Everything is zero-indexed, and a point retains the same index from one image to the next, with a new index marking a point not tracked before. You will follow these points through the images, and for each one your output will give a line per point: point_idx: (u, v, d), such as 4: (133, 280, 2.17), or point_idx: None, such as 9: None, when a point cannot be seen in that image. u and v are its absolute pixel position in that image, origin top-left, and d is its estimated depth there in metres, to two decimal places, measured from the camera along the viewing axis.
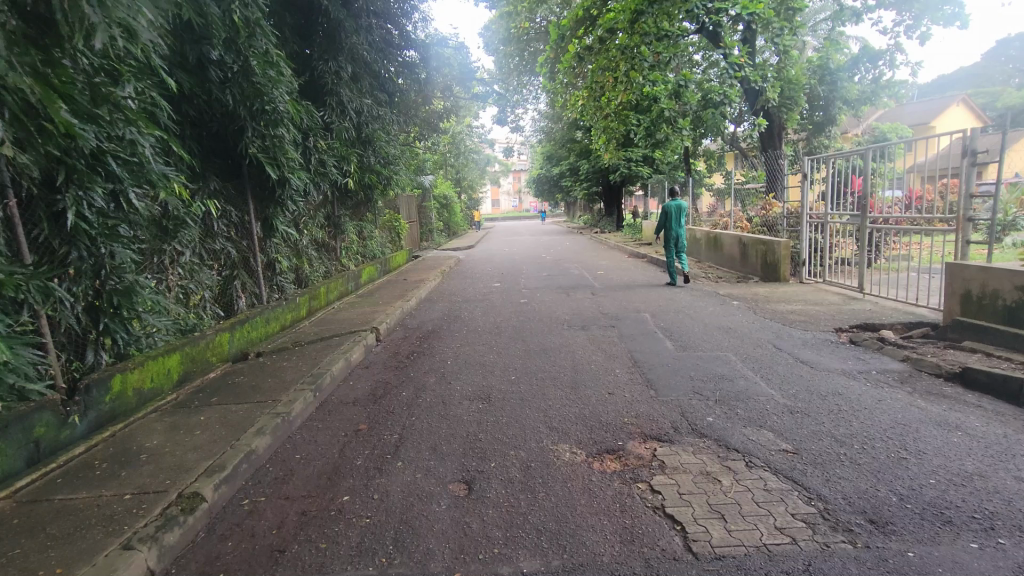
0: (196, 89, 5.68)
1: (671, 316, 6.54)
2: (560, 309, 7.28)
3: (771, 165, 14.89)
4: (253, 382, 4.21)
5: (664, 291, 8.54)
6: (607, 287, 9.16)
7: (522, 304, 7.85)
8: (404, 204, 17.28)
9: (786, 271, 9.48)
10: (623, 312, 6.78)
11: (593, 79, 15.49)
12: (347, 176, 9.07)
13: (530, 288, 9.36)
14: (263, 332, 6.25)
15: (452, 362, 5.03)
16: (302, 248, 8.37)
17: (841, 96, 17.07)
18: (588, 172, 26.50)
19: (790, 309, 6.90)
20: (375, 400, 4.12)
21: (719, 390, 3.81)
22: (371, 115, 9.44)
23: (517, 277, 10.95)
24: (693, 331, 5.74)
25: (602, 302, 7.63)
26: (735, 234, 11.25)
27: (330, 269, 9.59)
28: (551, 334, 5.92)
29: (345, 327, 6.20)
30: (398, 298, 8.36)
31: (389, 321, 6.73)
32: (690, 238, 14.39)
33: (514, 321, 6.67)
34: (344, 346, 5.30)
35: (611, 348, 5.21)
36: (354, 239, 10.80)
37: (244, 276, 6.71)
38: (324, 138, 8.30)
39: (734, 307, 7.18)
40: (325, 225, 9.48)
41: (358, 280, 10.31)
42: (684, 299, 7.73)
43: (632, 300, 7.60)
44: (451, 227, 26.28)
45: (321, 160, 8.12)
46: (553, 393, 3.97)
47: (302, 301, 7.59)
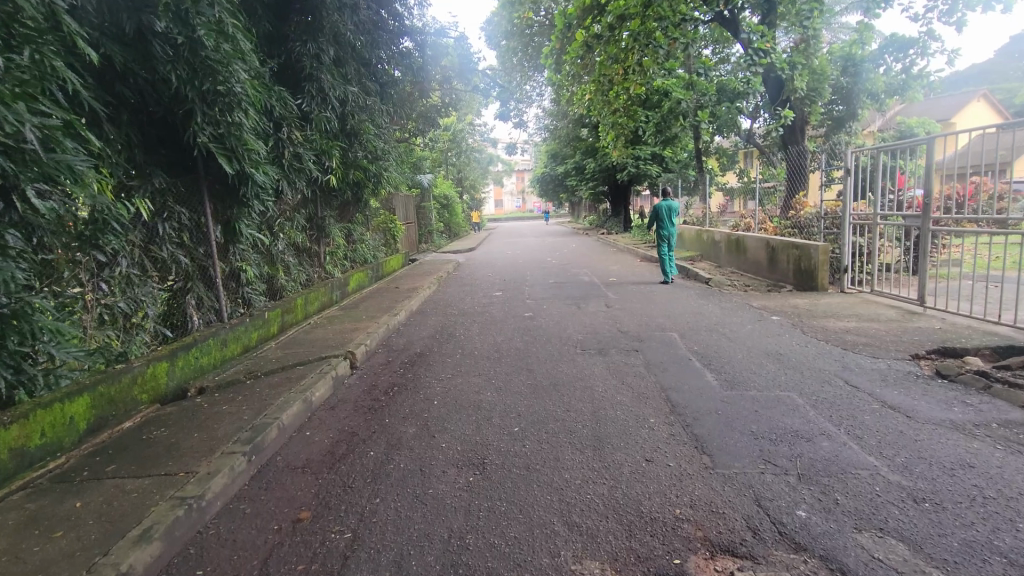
0: (134, 64, 4.62)
1: (704, 336, 5.51)
2: (572, 326, 6.27)
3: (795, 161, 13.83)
4: (172, 440, 3.19)
5: (687, 301, 7.49)
6: (623, 297, 8.15)
7: (528, 319, 6.84)
8: (401, 204, 16.33)
9: (824, 279, 8.41)
10: (647, 331, 5.77)
11: (601, 72, 14.48)
12: (329, 173, 8.05)
13: (536, 298, 8.35)
14: (218, 355, 5.24)
15: (439, 402, 4.01)
16: (276, 254, 7.36)
17: (864, 88, 16.09)
18: (595, 171, 25.49)
19: (844, 328, 5.85)
20: (331, 466, 3.08)
21: (798, 458, 2.79)
22: (357, 105, 8.42)
23: (521, 284, 9.94)
24: (736, 358, 4.71)
25: (619, 317, 6.59)
26: (761, 237, 10.19)
27: (311, 276, 8.57)
28: (563, 360, 4.91)
29: (316, 352, 5.19)
30: (385, 311, 7.36)
31: (370, 341, 5.73)
32: (706, 240, 13.35)
33: (518, 342, 5.65)
34: (305, 380, 4.28)
35: (639, 381, 4.20)
36: (340, 243, 9.79)
37: (200, 288, 5.69)
38: (300, 129, 7.29)
39: (776, 324, 6.14)
40: (305, 228, 8.48)
41: (344, 288, 9.31)
42: (713, 312, 6.70)
43: (655, 315, 6.56)
44: (452, 229, 25.30)
45: (297, 155, 7.10)
46: (571, 458, 2.94)
47: (273, 315, 6.57)
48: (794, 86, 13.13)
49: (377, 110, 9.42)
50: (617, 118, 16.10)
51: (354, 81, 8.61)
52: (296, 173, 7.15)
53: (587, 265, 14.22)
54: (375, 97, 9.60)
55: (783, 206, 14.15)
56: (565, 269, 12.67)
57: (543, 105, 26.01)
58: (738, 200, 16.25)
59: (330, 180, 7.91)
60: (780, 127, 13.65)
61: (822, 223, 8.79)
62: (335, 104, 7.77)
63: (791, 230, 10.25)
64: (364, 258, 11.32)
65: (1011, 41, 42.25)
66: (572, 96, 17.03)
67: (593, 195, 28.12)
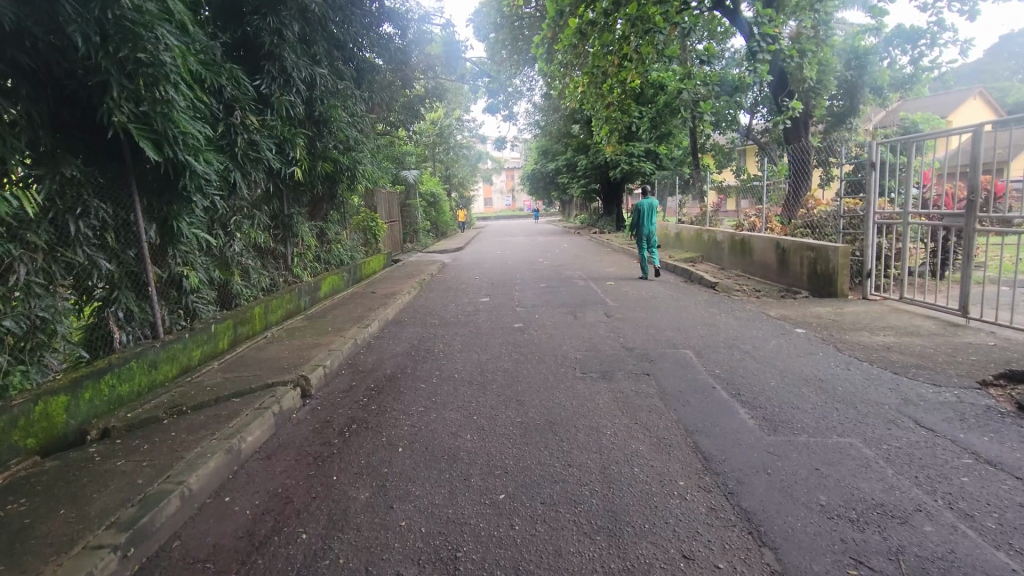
0: (36, 29, 3.62)
1: (724, 356, 4.69)
2: (570, 341, 5.42)
3: (798, 156, 13.08)
4: (25, 521, 2.31)
5: (697, 309, 6.68)
6: (623, 303, 7.35)
7: (518, 332, 5.99)
8: (384, 202, 15.44)
9: (844, 284, 7.62)
10: (656, 349, 4.95)
11: (595, 63, 13.66)
12: (294, 164, 7.15)
13: (526, 304, 7.51)
14: (145, 381, 4.34)
15: (404, 449, 3.16)
16: (231, 256, 6.47)
17: (869, 81, 15.55)
18: (586, 168, 24.73)
19: (883, 344, 5.04)
20: (244, 560, 2.21)
21: (899, 559, 1.97)
22: (326, 88, 7.51)
23: (510, 288, 9.10)
24: (771, 385, 3.89)
25: (623, 329, 5.76)
26: (771, 237, 9.39)
27: (275, 280, 7.69)
28: (560, 387, 4.07)
29: (263, 376, 4.30)
30: (356, 320, 6.50)
31: (331, 359, 4.84)
32: (707, 241, 12.57)
33: (507, 362, 4.80)
34: (238, 418, 3.40)
35: (656, 420, 3.36)
36: (311, 243, 8.89)
37: (129, 299, 4.79)
38: (257, 113, 6.38)
39: (803, 338, 5.33)
40: (268, 226, 7.59)
41: (314, 292, 8.41)
42: (727, 324, 5.88)
43: (664, 328, 5.73)
44: (439, 228, 24.44)
45: (254, 144, 6.21)
46: (579, 553, 2.09)
47: (223, 328, 5.67)
48: (804, 74, 12.31)
49: (352, 96, 8.54)
50: (612, 112, 15.36)
51: (325, 63, 7.71)
52: (252, 164, 6.27)
53: (580, 266, 13.41)
54: (350, 83, 8.71)
55: (786, 205, 13.41)
56: (558, 271, 11.84)
57: (533, 100, 25.22)
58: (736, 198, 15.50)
59: (295, 174, 7.02)
60: (784, 125, 12.91)
61: (841, 222, 7.92)
62: (302, 87, 6.88)
63: (804, 230, 9.43)
64: (339, 259, 10.45)
65: (1001, 40, 42.16)
66: (564, 90, 16.26)
67: (585, 193, 27.37)
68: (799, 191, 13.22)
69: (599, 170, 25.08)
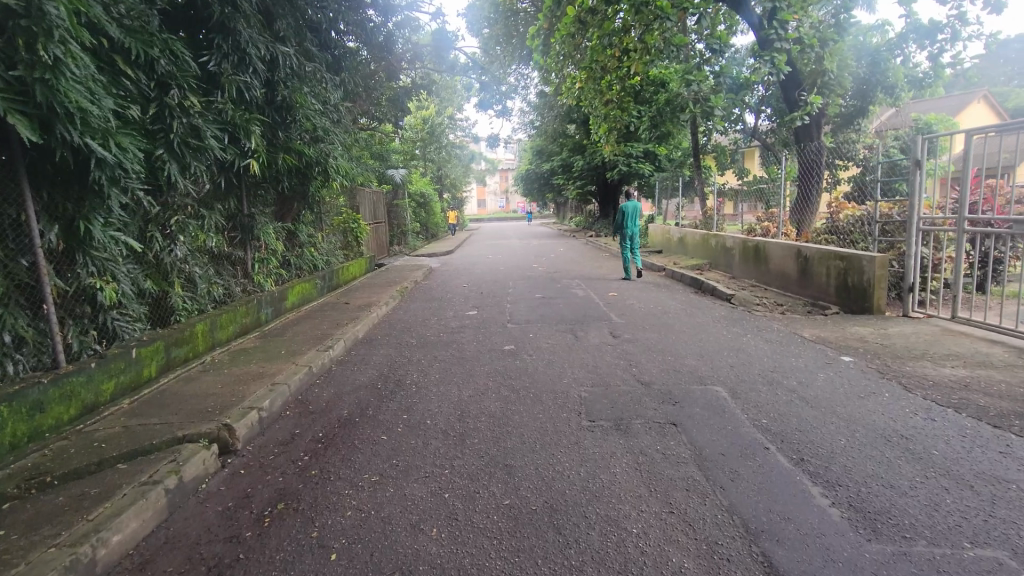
0: None
1: (767, 398, 3.71)
2: (572, 372, 4.44)
3: (808, 158, 12.18)
4: None
5: (717, 330, 5.72)
6: (630, 318, 6.38)
7: (508, 357, 5.00)
8: (368, 202, 14.44)
9: (880, 298, 6.69)
10: (679, 386, 3.97)
11: (594, 58, 12.78)
12: (249, 156, 6.14)
13: (520, 320, 6.53)
14: (23, 429, 3.34)
15: (341, 557, 2.17)
16: (171, 264, 5.48)
17: (882, 82, 14.74)
18: (583, 168, 23.84)
19: (957, 380, 4.07)
20: None
21: None
22: (291, 69, 6.50)
23: (502, 299, 8.12)
24: (841, 447, 2.92)
25: (635, 357, 4.79)
26: (790, 245, 8.46)
27: (230, 290, 6.69)
28: (563, 444, 3.09)
29: (175, 425, 3.29)
30: (317, 340, 5.49)
31: (273, 396, 3.85)
32: (714, 247, 11.63)
33: (493, 402, 3.82)
34: (109, 503, 2.39)
35: (699, 506, 2.40)
36: (277, 247, 7.89)
37: (19, 320, 3.77)
38: (201, 94, 5.37)
39: (855, 370, 4.36)
40: (222, 228, 6.58)
41: (277, 303, 7.40)
42: (758, 350, 4.92)
43: (684, 355, 4.77)
44: (429, 230, 23.43)
45: (196, 130, 5.21)
46: None
47: (151, 351, 4.67)
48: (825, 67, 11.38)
49: (321, 84, 7.56)
50: (612, 110, 14.43)
51: (290, 42, 6.72)
52: (194, 154, 5.27)
53: (578, 273, 12.45)
54: (322, 68, 7.71)
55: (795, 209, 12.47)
56: (554, 279, 10.86)
57: (529, 98, 24.26)
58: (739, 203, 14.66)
59: (252, 169, 6.03)
60: (799, 122, 11.98)
61: (876, 227, 6.97)
62: (259, 66, 5.87)
63: (827, 237, 8.49)
64: (311, 265, 9.45)
65: None
66: (561, 85, 15.30)
67: (580, 194, 26.41)
68: (809, 194, 12.28)
69: (596, 171, 24.15)
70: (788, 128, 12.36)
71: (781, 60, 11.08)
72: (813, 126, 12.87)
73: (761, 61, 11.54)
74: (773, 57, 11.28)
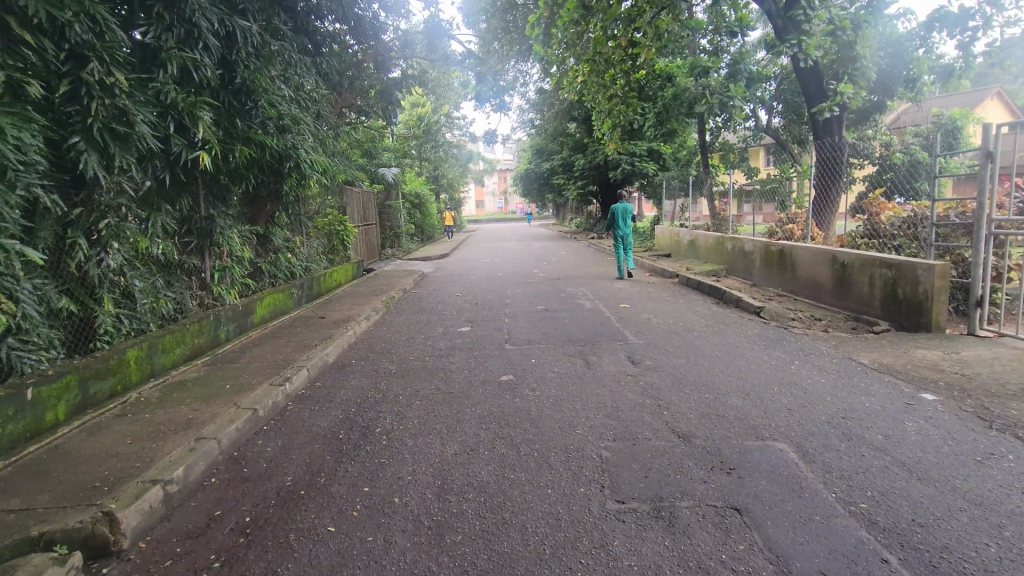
0: None
1: (853, 462, 2.77)
2: (586, 417, 3.50)
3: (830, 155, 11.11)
4: None
5: (756, 355, 4.77)
6: (649, 338, 5.45)
7: (505, 393, 4.06)
8: (357, 203, 13.52)
9: (939, 313, 5.79)
10: (729, 442, 3.03)
11: (598, 49, 11.84)
12: (201, 148, 5.18)
13: (520, 340, 5.59)
14: None
15: None
16: (101, 276, 4.55)
17: (905, 73, 13.78)
18: (584, 168, 22.96)
19: None
20: None
21: None
22: (252, 46, 5.52)
23: (499, 311, 7.19)
24: (994, 561, 1.99)
25: (663, 394, 3.86)
26: (823, 249, 7.54)
27: (183, 304, 5.75)
28: (585, 548, 2.16)
29: (32, 517, 2.33)
30: (275, 368, 4.53)
31: (193, 458, 2.89)
32: (730, 251, 10.70)
33: (486, 468, 2.86)
34: None
35: None
36: (244, 252, 6.94)
37: None
38: (132, 69, 4.41)
39: (948, 414, 3.42)
40: (172, 232, 5.65)
41: (240, 317, 6.47)
42: (815, 384, 3.98)
43: (726, 392, 3.83)
44: (424, 232, 22.53)
45: (124, 113, 4.27)
46: None
47: (58, 390, 3.70)
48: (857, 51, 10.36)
49: (291, 68, 6.60)
50: (616, 106, 13.53)
51: (253, 16, 5.74)
52: (123, 142, 4.33)
53: (583, 278, 11.52)
54: (294, 50, 6.75)
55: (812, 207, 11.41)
56: (557, 285, 9.92)
57: (528, 95, 23.33)
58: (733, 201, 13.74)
59: (203, 162, 5.08)
60: (828, 113, 10.89)
61: (931, 231, 6.04)
62: (212, 41, 4.91)
63: (864, 241, 7.54)
64: (287, 272, 8.51)
65: None
66: (561, 79, 14.37)
67: (581, 194, 25.46)
68: (829, 192, 11.29)
69: (598, 171, 23.22)
70: (817, 118, 11.18)
71: (810, 43, 10.08)
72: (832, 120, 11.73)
73: (786, 46, 10.49)
74: (799, 41, 10.24)
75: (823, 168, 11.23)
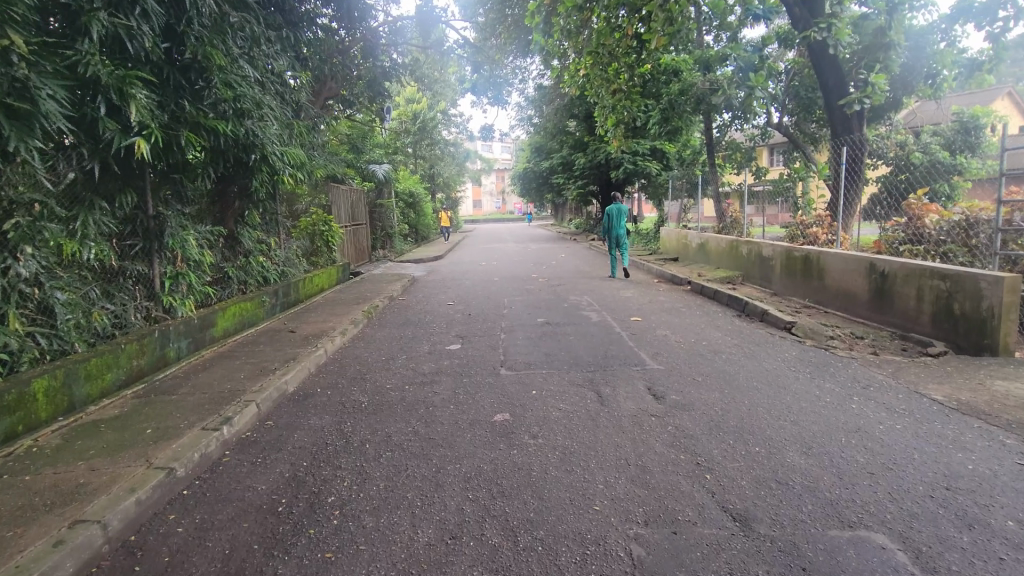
0: None
1: (992, 573, 1.94)
2: (605, 484, 2.66)
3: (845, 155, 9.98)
4: None
5: (804, 388, 3.94)
6: (671, 362, 4.63)
7: (499, 441, 3.21)
8: (345, 201, 12.70)
9: (1006, 333, 4.96)
10: (805, 532, 2.21)
11: (600, 42, 11.13)
12: (138, 134, 4.30)
13: (518, 364, 4.76)
14: None
15: None
16: (6, 288, 3.69)
17: (926, 70, 12.90)
18: (584, 167, 22.15)
19: None
20: None
21: None
22: (203, 14, 4.62)
23: (495, 325, 6.37)
24: None
25: (701, 447, 3.02)
26: (857, 256, 6.72)
27: (123, 317, 4.90)
28: None
29: None
30: (215, 404, 3.67)
31: (55, 560, 2.04)
32: (746, 256, 9.87)
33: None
34: None
35: None
36: (204, 256, 6.09)
37: None
38: (37, 31, 3.51)
39: None
40: (109, 233, 4.78)
41: (195, 330, 5.62)
42: (891, 432, 3.16)
43: (780, 446, 2.99)
44: (419, 232, 21.73)
45: (26, 87, 3.39)
46: None
47: None
48: (893, 40, 9.40)
49: (257, 45, 5.73)
50: (620, 100, 12.54)
51: None
52: (25, 125, 3.44)
53: (586, 284, 10.70)
54: (262, 26, 5.88)
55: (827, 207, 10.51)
56: (559, 292, 9.10)
57: (526, 91, 22.52)
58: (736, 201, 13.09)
59: (139, 151, 4.20)
60: (857, 107, 9.69)
61: (996, 241, 5.26)
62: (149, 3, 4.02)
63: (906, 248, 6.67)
64: (260, 278, 7.66)
65: None
66: (563, 72, 13.43)
67: (582, 195, 24.65)
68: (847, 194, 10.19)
69: (599, 170, 22.38)
70: (847, 110, 9.91)
71: (842, 28, 9.21)
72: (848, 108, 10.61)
73: (817, 29, 9.57)
74: (832, 26, 9.33)
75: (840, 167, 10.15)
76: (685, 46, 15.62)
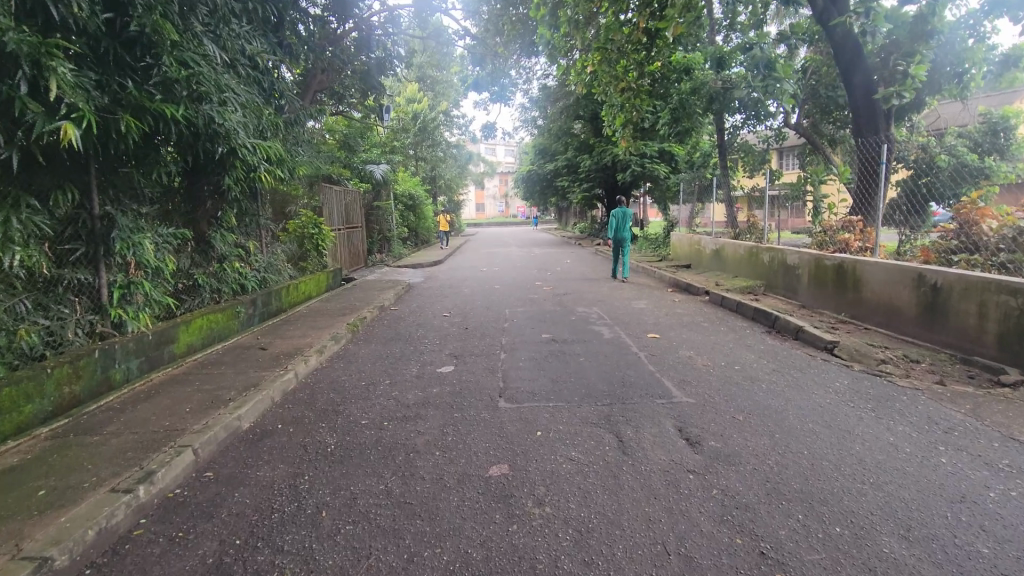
0: None
1: None
2: None
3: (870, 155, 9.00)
4: None
5: (873, 433, 3.18)
6: (703, 394, 3.87)
7: (494, 511, 2.46)
8: (338, 202, 11.97)
9: None
10: None
11: (607, 37, 10.46)
12: (64, 117, 3.55)
13: (519, 394, 4.01)
14: None
15: None
16: None
17: None
18: (590, 169, 21.41)
19: None
20: None
21: None
22: None
23: (494, 342, 5.62)
24: None
25: (761, 525, 2.27)
26: (901, 266, 5.98)
27: (57, 334, 4.17)
28: None
29: None
30: (140, 450, 2.92)
31: None
32: (768, 263, 9.12)
33: None
34: None
35: None
36: (167, 262, 5.35)
37: None
38: None
39: None
40: (41, 235, 4.05)
41: (149, 347, 4.88)
42: (1012, 505, 2.39)
43: (869, 526, 2.25)
44: (418, 236, 21.03)
45: None
46: None
47: None
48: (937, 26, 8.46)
49: (222, 22, 5.00)
50: (629, 99, 11.66)
51: None
52: None
53: (593, 292, 9.95)
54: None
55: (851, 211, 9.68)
56: (565, 303, 8.36)
57: (530, 92, 21.83)
58: (750, 205, 12.32)
59: (67, 138, 3.46)
60: (895, 101, 8.57)
61: None
62: None
63: (961, 257, 5.87)
64: (236, 286, 6.93)
65: None
66: (568, 70, 12.59)
67: (587, 198, 23.92)
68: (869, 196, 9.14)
69: (605, 172, 21.63)
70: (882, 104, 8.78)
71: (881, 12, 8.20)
72: (876, 102, 9.52)
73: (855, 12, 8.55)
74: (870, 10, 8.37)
75: (863, 167, 9.16)
76: (697, 43, 14.84)
